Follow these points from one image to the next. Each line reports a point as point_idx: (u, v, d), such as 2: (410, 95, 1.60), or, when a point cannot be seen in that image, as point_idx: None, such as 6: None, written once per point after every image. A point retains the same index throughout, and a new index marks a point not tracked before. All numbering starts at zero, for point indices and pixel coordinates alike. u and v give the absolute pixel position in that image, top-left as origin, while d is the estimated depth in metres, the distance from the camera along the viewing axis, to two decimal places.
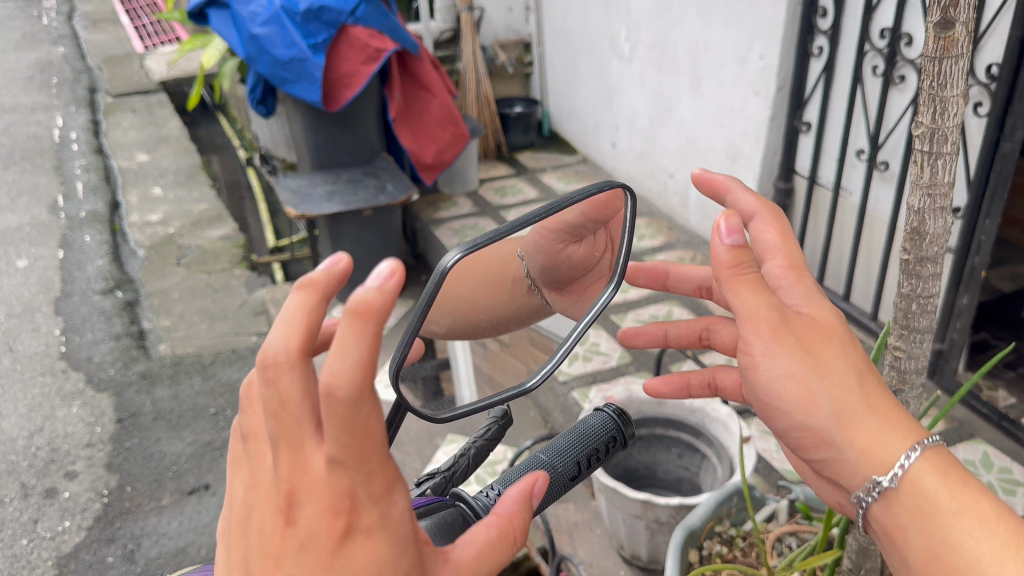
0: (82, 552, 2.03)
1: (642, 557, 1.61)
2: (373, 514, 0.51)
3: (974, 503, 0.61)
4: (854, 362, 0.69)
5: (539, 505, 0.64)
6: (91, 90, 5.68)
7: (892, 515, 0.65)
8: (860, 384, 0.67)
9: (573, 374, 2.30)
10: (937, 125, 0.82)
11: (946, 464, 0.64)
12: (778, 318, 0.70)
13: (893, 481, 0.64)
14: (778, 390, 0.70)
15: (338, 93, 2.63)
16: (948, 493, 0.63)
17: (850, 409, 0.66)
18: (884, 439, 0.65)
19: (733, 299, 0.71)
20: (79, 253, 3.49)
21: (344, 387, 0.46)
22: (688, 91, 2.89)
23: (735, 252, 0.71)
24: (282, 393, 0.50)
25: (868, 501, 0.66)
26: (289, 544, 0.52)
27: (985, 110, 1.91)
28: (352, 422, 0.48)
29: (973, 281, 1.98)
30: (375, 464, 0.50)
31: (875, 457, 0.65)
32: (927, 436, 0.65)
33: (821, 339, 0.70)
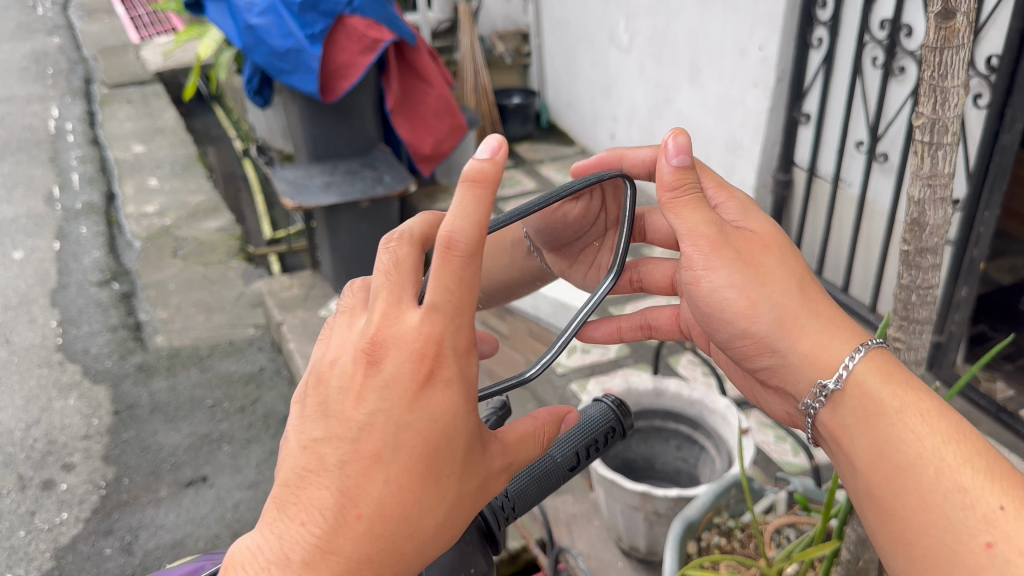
0: (80, 544, 2.03)
1: (641, 549, 1.62)
2: (450, 367, 0.65)
3: (916, 401, 0.71)
4: (794, 275, 0.83)
5: (540, 493, 0.74)
6: (86, 81, 5.65)
7: (838, 416, 0.76)
8: (802, 293, 0.81)
9: (571, 366, 2.30)
10: (938, 116, 0.81)
11: (887, 366, 0.75)
12: (716, 233, 0.84)
13: (838, 383, 0.75)
14: (722, 300, 0.84)
15: (335, 83, 2.61)
16: (890, 392, 0.73)
17: (795, 315, 0.80)
18: (825, 342, 0.78)
19: (683, 221, 0.85)
20: (75, 245, 3.48)
21: (459, 248, 0.64)
22: (687, 82, 2.88)
23: (677, 173, 0.86)
24: (397, 269, 0.68)
25: (816, 406, 0.78)
26: (373, 382, 0.64)
27: (984, 102, 1.91)
28: (459, 275, 0.65)
29: (973, 273, 1.98)
30: (459, 324, 0.65)
31: (824, 362, 0.77)
32: (870, 340, 0.77)
33: (761, 254, 0.84)
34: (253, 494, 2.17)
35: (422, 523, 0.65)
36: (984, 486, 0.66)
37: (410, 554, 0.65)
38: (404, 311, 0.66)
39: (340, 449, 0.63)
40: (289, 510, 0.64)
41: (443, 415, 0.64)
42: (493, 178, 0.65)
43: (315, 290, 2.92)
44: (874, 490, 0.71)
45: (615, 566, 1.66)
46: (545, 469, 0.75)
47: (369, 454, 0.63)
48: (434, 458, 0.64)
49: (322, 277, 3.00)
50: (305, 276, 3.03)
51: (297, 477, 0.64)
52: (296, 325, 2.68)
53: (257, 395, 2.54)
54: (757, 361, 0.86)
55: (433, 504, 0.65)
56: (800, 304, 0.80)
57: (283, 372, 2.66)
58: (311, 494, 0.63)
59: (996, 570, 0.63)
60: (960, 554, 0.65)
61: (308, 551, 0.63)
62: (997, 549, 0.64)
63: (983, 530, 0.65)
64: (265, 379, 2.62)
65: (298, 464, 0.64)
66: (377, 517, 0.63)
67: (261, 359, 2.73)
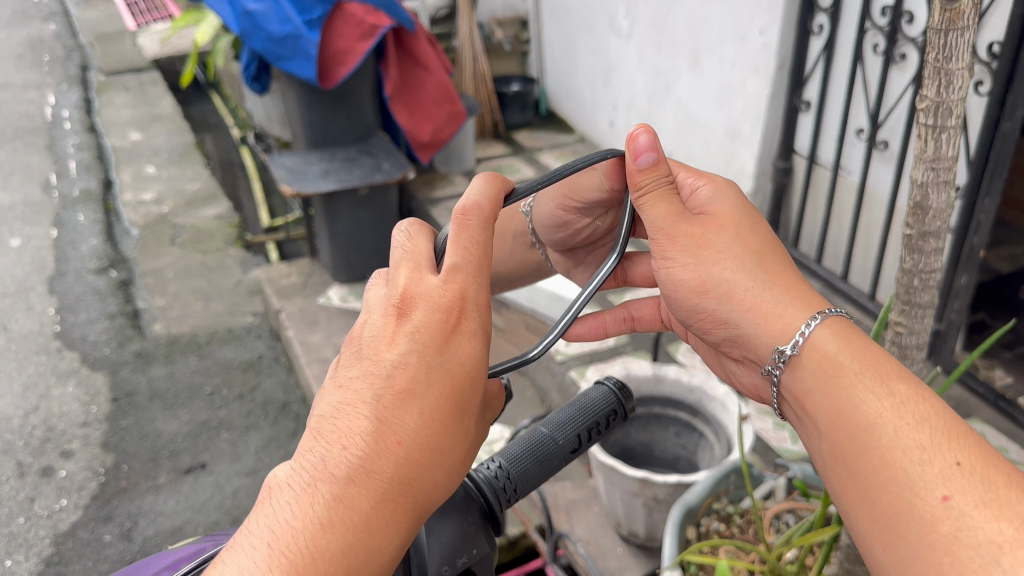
0: (79, 531, 2.03)
1: (640, 535, 1.62)
2: (474, 319, 0.71)
3: (874, 363, 0.72)
4: (750, 246, 0.85)
5: (540, 477, 0.73)
6: (83, 68, 5.62)
7: (799, 379, 0.76)
8: (760, 264, 0.83)
9: (570, 354, 2.30)
10: (941, 98, 0.81)
11: (846, 332, 0.76)
12: (674, 224, 0.88)
13: (795, 349, 0.77)
14: (676, 279, 0.87)
15: (333, 70, 2.59)
16: (847, 355, 0.73)
17: (748, 288, 0.81)
18: (777, 311, 0.79)
19: (647, 209, 0.89)
20: (72, 232, 3.47)
21: (476, 217, 0.74)
22: (688, 69, 2.86)
23: (647, 172, 0.89)
24: (417, 249, 0.74)
25: (779, 371, 0.79)
26: (405, 328, 0.68)
27: (985, 89, 1.89)
28: (475, 239, 0.74)
29: (973, 260, 1.97)
30: (479, 283, 0.72)
31: (780, 330, 0.78)
32: (830, 308, 0.78)
33: (711, 231, 0.86)
34: (252, 481, 2.17)
35: (452, 458, 0.66)
36: (941, 443, 0.66)
37: (439, 489, 0.65)
38: (425, 273, 0.71)
39: (374, 382, 0.64)
40: (323, 440, 0.62)
41: (469, 359, 0.69)
42: (504, 185, 0.78)
43: (314, 278, 2.91)
44: (837, 448, 0.71)
45: (615, 552, 1.66)
46: (545, 450, 0.73)
47: (403, 386, 0.64)
48: (462, 396, 0.67)
49: (320, 265, 2.99)
50: (303, 264, 3.02)
51: (330, 410, 0.64)
52: (295, 313, 2.67)
53: (256, 383, 2.54)
54: (717, 336, 0.88)
55: (461, 440, 0.67)
56: (756, 277, 0.82)
57: (282, 359, 2.65)
58: (346, 423, 0.63)
59: (952, 524, 0.62)
60: (917, 509, 0.64)
61: (348, 473, 0.61)
62: (954, 502, 0.63)
63: (939, 484, 0.64)
64: (263, 367, 2.62)
65: (332, 400, 0.64)
66: (414, 442, 0.63)
67: (259, 347, 2.72)
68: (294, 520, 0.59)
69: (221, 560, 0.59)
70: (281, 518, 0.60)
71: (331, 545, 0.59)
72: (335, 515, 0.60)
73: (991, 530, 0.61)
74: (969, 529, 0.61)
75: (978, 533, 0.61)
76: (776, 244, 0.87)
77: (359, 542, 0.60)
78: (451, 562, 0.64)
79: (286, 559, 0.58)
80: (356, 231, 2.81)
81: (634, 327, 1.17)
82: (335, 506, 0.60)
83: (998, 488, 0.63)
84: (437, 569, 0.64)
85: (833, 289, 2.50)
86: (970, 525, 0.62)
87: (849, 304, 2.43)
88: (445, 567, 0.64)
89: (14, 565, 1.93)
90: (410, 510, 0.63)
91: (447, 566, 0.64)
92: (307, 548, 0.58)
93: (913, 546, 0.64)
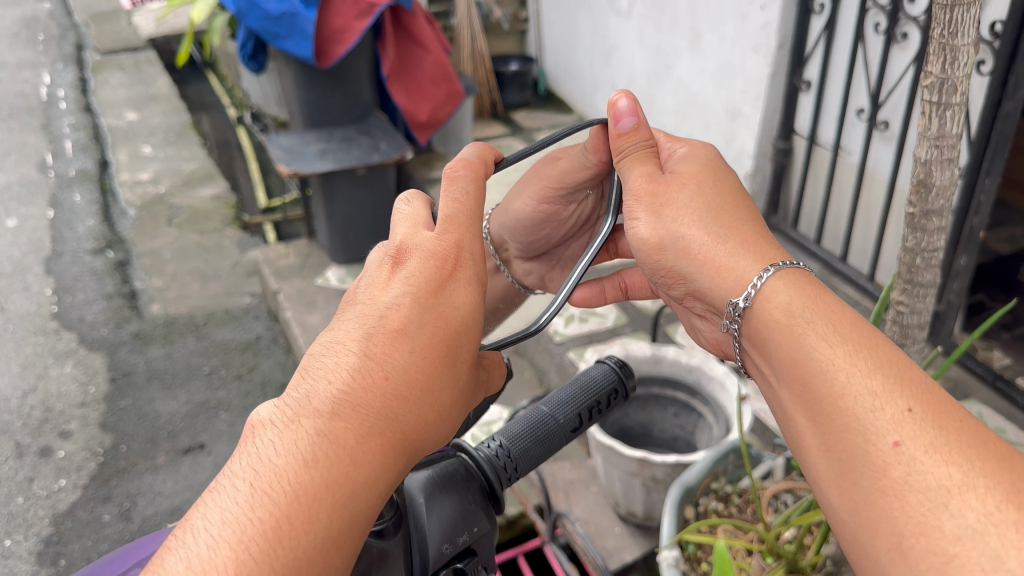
0: (79, 510, 2.03)
1: (638, 514, 1.62)
2: (469, 268, 0.71)
3: (831, 311, 0.70)
4: (709, 203, 0.83)
5: (539, 458, 0.72)
6: (78, 47, 5.58)
7: (755, 328, 0.75)
8: (717, 220, 0.82)
9: (569, 334, 2.29)
10: (946, 75, 0.80)
11: (802, 282, 0.74)
12: (646, 185, 0.89)
13: (748, 300, 0.75)
14: (639, 239, 0.87)
15: (330, 48, 2.56)
16: (803, 304, 0.71)
17: (703, 243, 0.81)
18: (729, 265, 0.78)
19: (625, 170, 0.92)
20: (69, 213, 3.45)
21: (466, 172, 0.77)
22: (688, 49, 2.84)
23: (629, 134, 0.93)
24: (415, 210, 0.75)
25: (737, 324, 0.78)
26: (399, 275, 0.67)
27: (988, 68, 1.87)
28: (466, 191, 0.75)
29: (972, 242, 1.96)
30: (473, 235, 0.73)
31: (733, 283, 0.77)
32: (785, 261, 0.76)
33: (674, 189, 0.86)
34: None
35: (443, 402, 0.63)
36: (895, 388, 0.64)
37: (430, 434, 0.62)
38: (420, 229, 0.72)
39: (366, 323, 0.63)
40: (309, 376, 0.59)
41: (464, 305, 0.68)
42: (495, 153, 0.83)
43: (311, 259, 2.90)
44: (800, 398, 0.69)
45: (613, 531, 1.67)
46: (545, 430, 0.73)
47: (394, 326, 0.63)
48: (453, 340, 0.66)
49: (318, 246, 2.98)
50: (301, 244, 3.01)
51: (319, 351, 0.61)
52: (293, 294, 2.66)
53: (254, 363, 2.54)
54: (680, 291, 0.89)
55: (451, 384, 0.65)
56: (711, 231, 0.81)
57: (280, 340, 2.65)
58: (333, 359, 0.60)
59: (903, 469, 0.60)
60: (869, 455, 0.62)
61: (333, 407, 0.57)
62: (905, 447, 0.61)
63: (890, 429, 0.62)
64: (262, 348, 2.62)
65: (322, 341, 0.62)
66: (402, 378, 0.61)
67: (258, 328, 2.72)
68: (275, 458, 0.53)
69: (200, 505, 0.53)
70: (266, 454, 0.54)
71: (315, 481, 0.53)
72: (319, 449, 0.54)
73: (941, 474, 0.59)
74: (920, 474, 0.59)
75: (928, 477, 0.59)
76: (742, 199, 0.85)
77: (344, 477, 0.54)
78: (451, 541, 0.61)
79: (267, 498, 0.52)
80: (353, 211, 2.80)
81: (630, 295, 1.12)
82: (318, 441, 0.54)
83: (948, 434, 0.61)
84: (438, 550, 0.60)
85: (832, 270, 2.49)
86: (921, 469, 0.59)
87: (847, 285, 2.43)
88: (446, 547, 0.61)
89: (14, 545, 1.93)
90: (397, 446, 0.59)
91: (449, 546, 0.61)
92: (289, 485, 0.52)
93: (865, 493, 0.62)
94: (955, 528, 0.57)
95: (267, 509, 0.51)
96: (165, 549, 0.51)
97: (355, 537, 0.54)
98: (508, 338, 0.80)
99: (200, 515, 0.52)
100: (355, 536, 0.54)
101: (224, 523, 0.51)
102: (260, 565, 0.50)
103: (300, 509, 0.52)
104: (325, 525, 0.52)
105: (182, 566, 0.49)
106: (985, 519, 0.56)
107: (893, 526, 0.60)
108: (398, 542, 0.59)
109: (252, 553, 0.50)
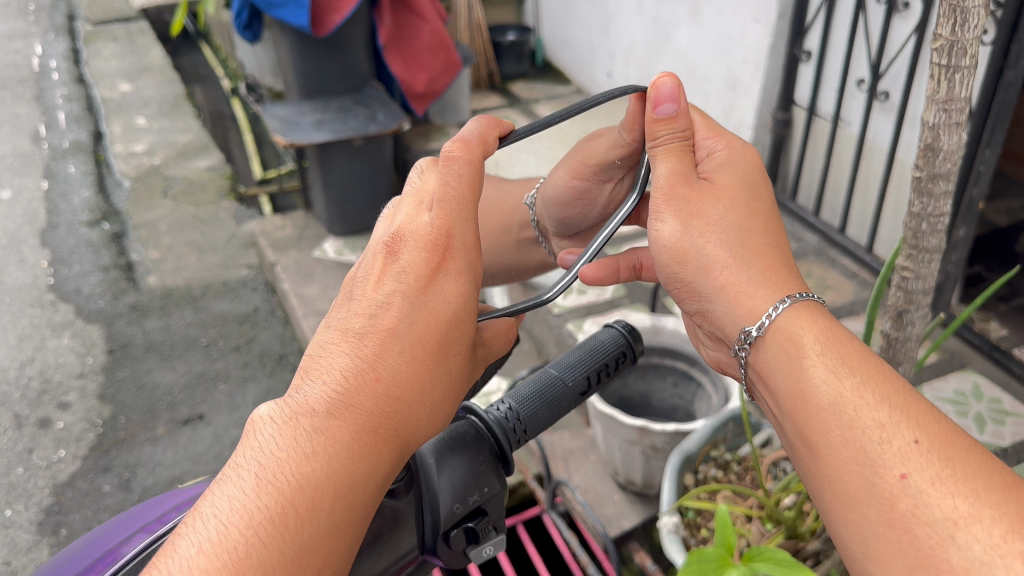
0: (78, 481, 2.04)
1: (637, 482, 1.63)
2: (461, 259, 0.69)
3: (838, 344, 0.70)
4: (739, 221, 0.80)
5: (548, 421, 0.71)
6: (70, 17, 5.52)
7: (763, 358, 0.74)
8: (744, 242, 0.79)
9: (567, 307, 2.30)
10: (956, 37, 0.78)
11: (814, 318, 0.72)
12: (673, 184, 0.84)
13: (761, 330, 0.74)
14: (661, 245, 0.83)
15: (327, 18, 2.52)
16: (814, 337, 0.71)
17: (725, 265, 0.78)
18: (747, 292, 0.76)
19: (658, 162, 0.88)
20: (63, 184, 3.43)
21: (459, 155, 0.74)
22: (688, 19, 2.81)
23: (665, 121, 0.89)
24: (419, 193, 0.73)
25: (745, 352, 0.76)
26: (391, 269, 0.66)
27: (991, 38, 1.85)
28: (459, 175, 0.73)
29: (971, 212, 1.95)
30: (465, 221, 0.71)
31: (747, 310, 0.76)
32: (802, 293, 0.75)
33: (706, 199, 0.82)
34: None
35: (435, 395, 0.62)
36: (900, 421, 0.64)
37: (420, 426, 0.60)
38: (420, 214, 0.71)
39: (360, 321, 0.61)
40: (312, 368, 0.58)
41: (454, 297, 0.67)
42: (500, 127, 0.80)
43: (309, 230, 2.88)
44: (801, 429, 0.68)
45: (612, 500, 1.68)
46: (553, 392, 0.72)
47: (387, 326, 0.62)
48: (445, 334, 0.64)
49: (315, 217, 2.96)
50: (297, 216, 2.99)
51: (317, 349, 0.60)
52: (290, 266, 2.65)
53: (252, 335, 2.54)
54: (693, 308, 0.85)
55: (442, 379, 0.63)
56: (735, 253, 0.78)
57: (277, 312, 2.64)
58: (329, 358, 0.59)
59: (910, 501, 0.61)
60: (875, 488, 0.62)
61: (331, 405, 0.55)
62: (912, 480, 0.61)
63: (897, 463, 0.62)
64: (259, 319, 2.61)
65: (320, 340, 0.60)
66: (395, 376, 0.59)
67: (255, 300, 2.71)
68: (279, 450, 0.53)
69: (207, 495, 0.52)
70: (271, 446, 0.53)
71: (318, 470, 0.52)
72: (318, 443, 0.53)
73: (947, 506, 0.60)
74: (927, 506, 0.60)
75: (934, 509, 0.60)
76: (772, 222, 0.82)
77: (345, 470, 0.53)
78: (462, 501, 0.61)
79: (273, 486, 0.51)
80: (350, 182, 2.78)
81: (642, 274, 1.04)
82: (317, 436, 0.54)
83: (954, 466, 0.61)
84: (449, 509, 0.60)
85: (830, 242, 2.50)
86: (927, 502, 0.60)
87: (846, 257, 2.44)
88: (456, 507, 0.60)
89: (14, 515, 1.94)
90: (395, 437, 0.58)
91: (459, 505, 0.61)
92: (293, 474, 0.52)
93: (873, 525, 0.62)
94: (962, 560, 0.57)
95: (273, 496, 0.51)
96: (174, 536, 0.51)
97: (356, 526, 0.54)
98: (519, 305, 0.79)
99: (208, 503, 0.51)
100: (357, 525, 0.54)
101: (232, 510, 0.50)
102: (268, 549, 0.49)
103: (305, 497, 0.51)
104: (328, 514, 0.52)
105: (194, 549, 0.49)
106: (991, 550, 0.57)
107: (903, 559, 0.60)
108: (410, 502, 0.60)
109: (261, 537, 0.49)
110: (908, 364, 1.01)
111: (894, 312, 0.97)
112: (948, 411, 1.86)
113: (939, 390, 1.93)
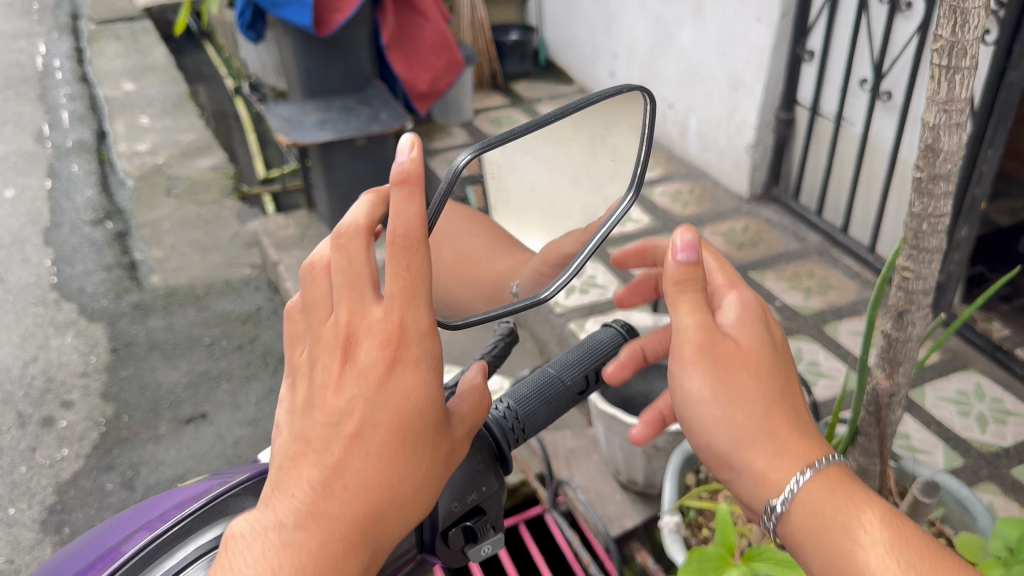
0: (81, 479, 2.04)
1: (638, 482, 1.64)
2: (419, 348, 0.59)
3: (860, 501, 0.65)
4: (763, 389, 0.70)
5: (546, 419, 0.71)
6: (73, 17, 5.53)
7: (789, 529, 0.67)
8: (766, 412, 0.69)
9: (569, 306, 2.30)
10: (956, 39, 0.77)
11: (837, 481, 0.66)
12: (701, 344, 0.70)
13: (785, 504, 0.66)
14: (689, 414, 0.71)
15: (330, 17, 2.53)
16: (836, 497, 0.65)
17: (755, 438, 0.68)
18: (777, 470, 0.67)
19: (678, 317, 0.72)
20: (67, 183, 3.44)
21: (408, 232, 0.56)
22: (690, 19, 2.80)
23: (685, 271, 0.71)
24: (350, 256, 0.59)
25: (771, 523, 0.68)
26: (349, 371, 0.60)
27: (993, 38, 1.84)
28: (414, 259, 0.57)
29: (974, 213, 1.95)
30: (425, 303, 0.59)
31: (774, 481, 0.67)
32: (824, 457, 0.67)
33: (738, 366, 0.70)
34: (254, 430, 2.17)
35: (404, 491, 0.60)
36: None
37: (394, 524, 0.60)
38: (366, 296, 0.60)
39: (320, 430, 0.59)
40: (277, 485, 0.59)
41: (415, 393, 0.60)
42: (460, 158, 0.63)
43: (312, 229, 2.89)
44: None
45: (613, 499, 1.68)
46: (552, 390, 0.71)
47: (347, 434, 0.59)
48: (408, 435, 0.60)
49: (318, 217, 2.97)
50: (300, 215, 3.00)
51: (285, 458, 0.60)
52: (293, 265, 2.66)
53: (255, 334, 2.54)
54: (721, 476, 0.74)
55: (410, 472, 0.60)
56: (764, 426, 0.68)
57: (280, 311, 2.65)
58: (295, 473, 0.59)
59: None
60: None
61: (297, 520, 0.57)
62: None
63: None
64: (262, 319, 2.62)
65: (287, 448, 0.60)
66: (360, 487, 0.58)
67: (258, 299, 2.71)
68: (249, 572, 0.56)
69: None
70: (243, 568, 0.56)
71: None
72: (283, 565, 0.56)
73: None
74: None
75: None
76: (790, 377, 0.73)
77: None
78: (460, 500, 0.63)
79: None
80: (353, 181, 2.78)
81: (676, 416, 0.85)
82: (282, 557, 0.57)
83: None
84: (448, 508, 0.62)
85: (832, 241, 2.50)
86: None
87: (848, 257, 2.44)
88: (456, 506, 0.63)
89: (18, 513, 1.95)
90: (366, 538, 0.59)
91: (458, 504, 0.63)
92: None
93: None
94: None
95: None
96: None
97: None
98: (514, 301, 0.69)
99: None
100: None
101: None
102: None
103: None
104: None
105: None
106: None
107: None
108: None
109: None
110: (909, 367, 0.98)
111: (894, 311, 0.95)
112: (949, 411, 1.86)
113: (941, 390, 1.93)
